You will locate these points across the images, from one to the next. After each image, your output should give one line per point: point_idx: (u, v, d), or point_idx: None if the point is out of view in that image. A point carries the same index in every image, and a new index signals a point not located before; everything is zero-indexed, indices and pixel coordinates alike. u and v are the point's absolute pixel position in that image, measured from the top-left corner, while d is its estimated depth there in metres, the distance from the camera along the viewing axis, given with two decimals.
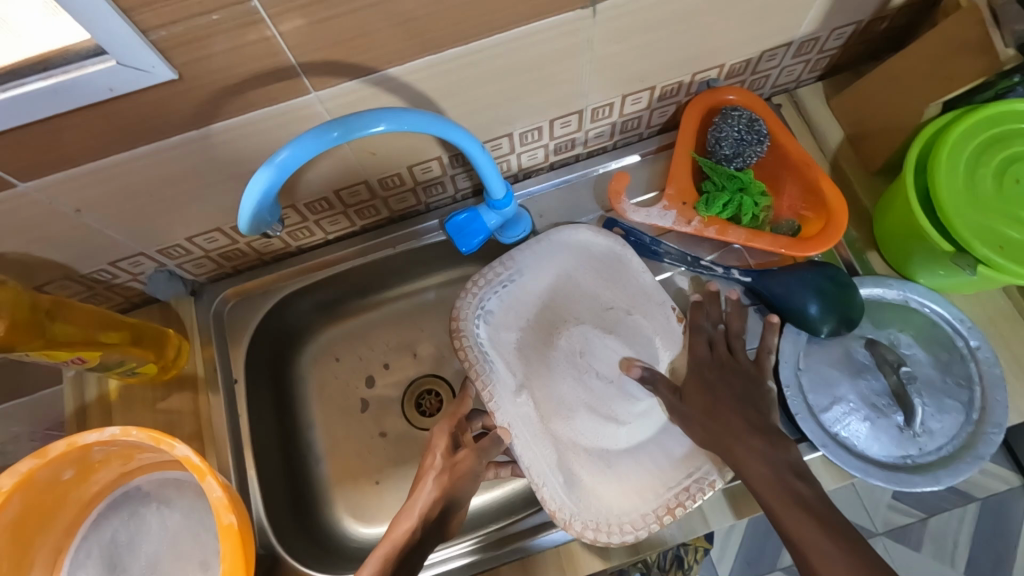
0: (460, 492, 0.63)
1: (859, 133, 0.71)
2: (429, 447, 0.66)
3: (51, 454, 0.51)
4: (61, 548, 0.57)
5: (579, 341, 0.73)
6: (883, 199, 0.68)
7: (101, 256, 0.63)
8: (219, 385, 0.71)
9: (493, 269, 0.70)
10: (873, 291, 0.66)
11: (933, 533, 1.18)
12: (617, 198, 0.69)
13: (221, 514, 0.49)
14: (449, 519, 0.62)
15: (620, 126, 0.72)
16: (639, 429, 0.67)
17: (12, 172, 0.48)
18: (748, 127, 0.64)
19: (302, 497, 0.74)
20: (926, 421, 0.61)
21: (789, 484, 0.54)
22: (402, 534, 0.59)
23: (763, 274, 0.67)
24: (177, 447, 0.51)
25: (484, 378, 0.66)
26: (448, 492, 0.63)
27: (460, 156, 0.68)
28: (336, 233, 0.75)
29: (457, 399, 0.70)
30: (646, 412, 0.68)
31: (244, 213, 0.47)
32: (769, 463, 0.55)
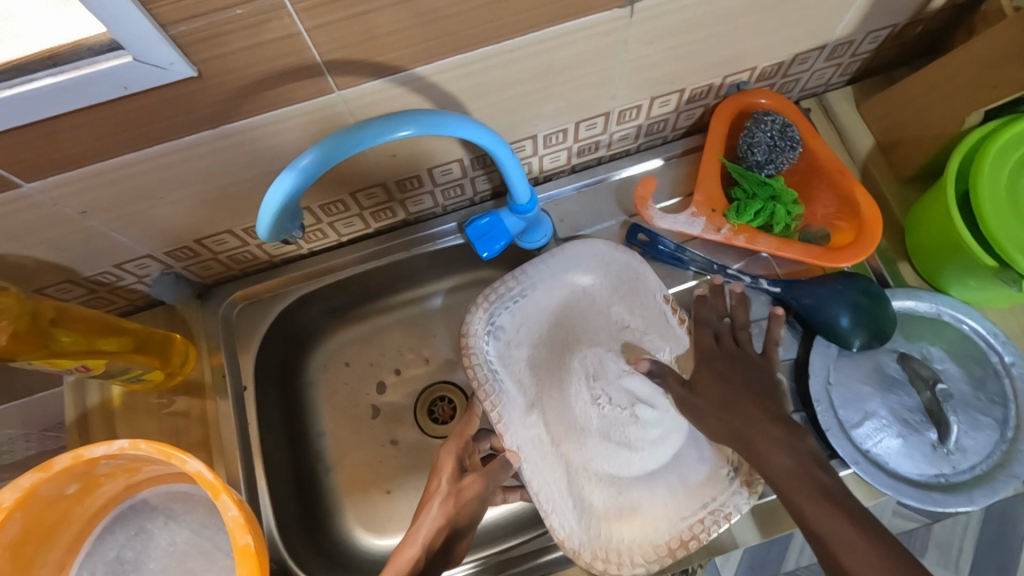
0: (462, 519, 0.61)
1: (892, 140, 0.69)
2: (435, 469, 0.63)
3: (56, 467, 0.49)
4: (64, 565, 0.54)
5: (594, 362, 0.69)
6: (917, 208, 0.66)
7: (106, 258, 0.60)
8: (229, 392, 0.68)
9: (505, 284, 0.67)
10: (905, 303, 0.64)
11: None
12: (644, 204, 0.67)
13: (236, 535, 0.47)
14: (454, 542, 0.61)
15: (645, 128, 0.70)
16: (653, 457, 0.64)
17: (16, 172, 0.45)
18: (781, 133, 0.62)
19: (311, 508, 0.72)
20: (960, 438, 0.59)
21: (813, 476, 0.52)
22: (404, 564, 0.55)
23: (792, 284, 0.65)
24: (189, 462, 0.48)
25: (493, 398, 0.64)
26: (452, 519, 0.60)
27: (482, 158, 0.65)
28: (350, 236, 0.73)
29: (464, 418, 0.67)
30: (660, 440, 0.65)
31: (265, 219, 0.45)
32: (793, 454, 0.54)
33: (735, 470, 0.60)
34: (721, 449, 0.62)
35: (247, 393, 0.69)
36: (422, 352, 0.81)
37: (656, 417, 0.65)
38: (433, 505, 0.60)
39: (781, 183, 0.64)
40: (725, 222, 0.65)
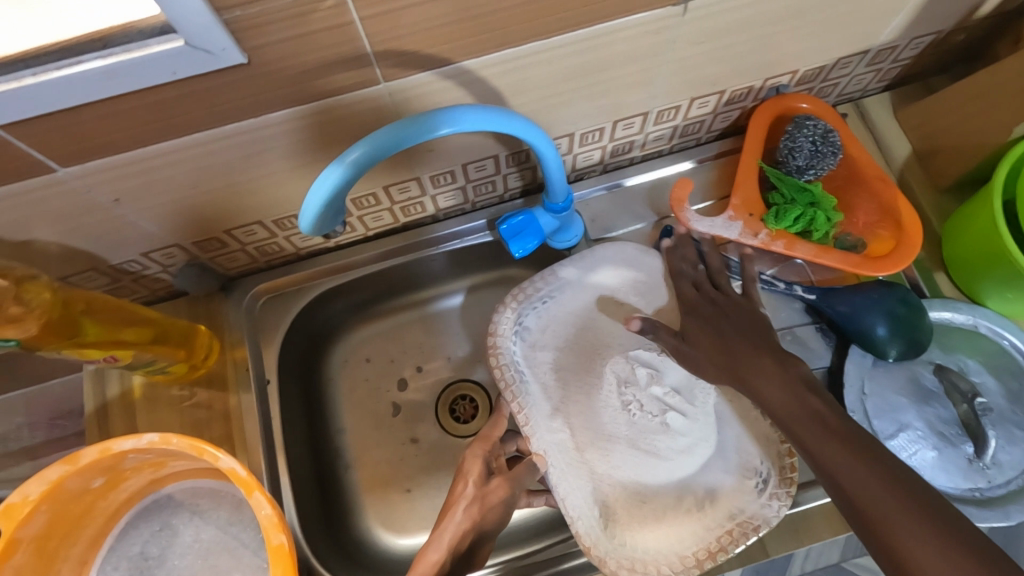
0: (488, 526, 0.60)
1: (931, 149, 0.68)
2: (460, 473, 0.62)
3: (83, 460, 0.48)
4: (86, 560, 0.53)
5: (626, 367, 0.65)
6: (956, 217, 0.65)
7: (132, 247, 0.58)
8: (252, 385, 0.67)
9: (533, 284, 0.66)
10: (941, 315, 0.63)
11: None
12: (680, 206, 0.65)
13: (270, 534, 0.45)
14: (480, 549, 0.59)
15: (681, 129, 0.69)
16: (681, 465, 0.62)
17: (52, 156, 0.44)
18: (823, 138, 0.61)
19: (332, 506, 0.71)
20: (996, 453, 0.58)
21: (824, 428, 0.49)
22: (428, 568, 0.54)
23: (828, 292, 0.64)
24: (223, 458, 0.47)
25: (520, 400, 0.62)
26: (477, 524, 0.59)
27: (518, 154, 0.64)
28: (377, 230, 0.71)
29: (491, 420, 0.66)
30: (689, 449, 0.62)
31: (308, 214, 0.44)
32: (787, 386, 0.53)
33: (763, 481, 0.58)
34: (748, 459, 0.60)
35: (271, 386, 0.68)
36: (444, 349, 0.80)
37: (686, 426, 0.62)
38: (458, 508, 0.59)
39: (820, 189, 0.63)
40: (762, 226, 0.64)
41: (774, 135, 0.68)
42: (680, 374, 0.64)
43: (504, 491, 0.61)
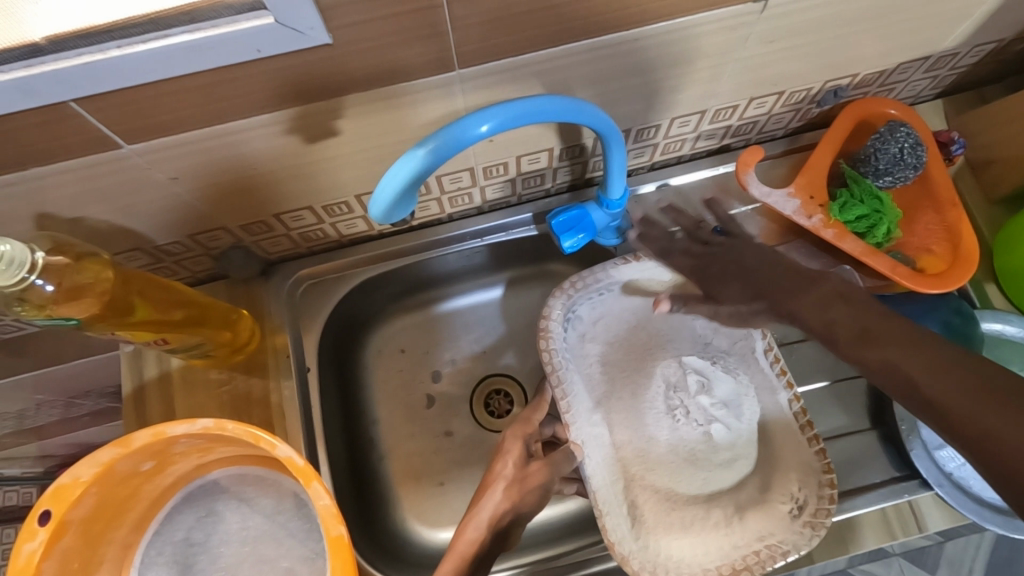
0: (525, 508, 0.57)
1: (987, 159, 0.67)
2: (500, 452, 0.60)
3: (135, 444, 0.46)
4: (130, 544, 0.52)
5: (676, 371, 0.63)
6: (1006, 230, 0.64)
7: (182, 227, 0.57)
8: (292, 373, 0.66)
9: (593, 274, 0.64)
10: (992, 326, 0.62)
11: (948, 555, 1.24)
12: (745, 170, 0.64)
13: (329, 525, 0.45)
14: (515, 531, 0.57)
15: (734, 128, 0.68)
16: (718, 477, 0.60)
17: (119, 132, 0.43)
18: (910, 148, 0.60)
19: (367, 496, 0.70)
20: None
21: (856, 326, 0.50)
22: (468, 546, 0.53)
23: (880, 300, 0.63)
24: (280, 447, 0.46)
25: (565, 388, 0.60)
26: (516, 505, 0.57)
27: (574, 148, 0.63)
28: (422, 219, 0.70)
29: (531, 404, 0.64)
30: (729, 463, 0.60)
31: (380, 201, 0.42)
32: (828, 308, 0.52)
33: (799, 507, 0.55)
34: (784, 483, 0.57)
35: (310, 374, 0.67)
36: (480, 342, 0.79)
37: (729, 439, 0.60)
38: (495, 488, 0.57)
39: (890, 198, 0.62)
40: (820, 211, 0.63)
41: (856, 138, 0.67)
42: (731, 386, 0.61)
43: (543, 476, 0.58)
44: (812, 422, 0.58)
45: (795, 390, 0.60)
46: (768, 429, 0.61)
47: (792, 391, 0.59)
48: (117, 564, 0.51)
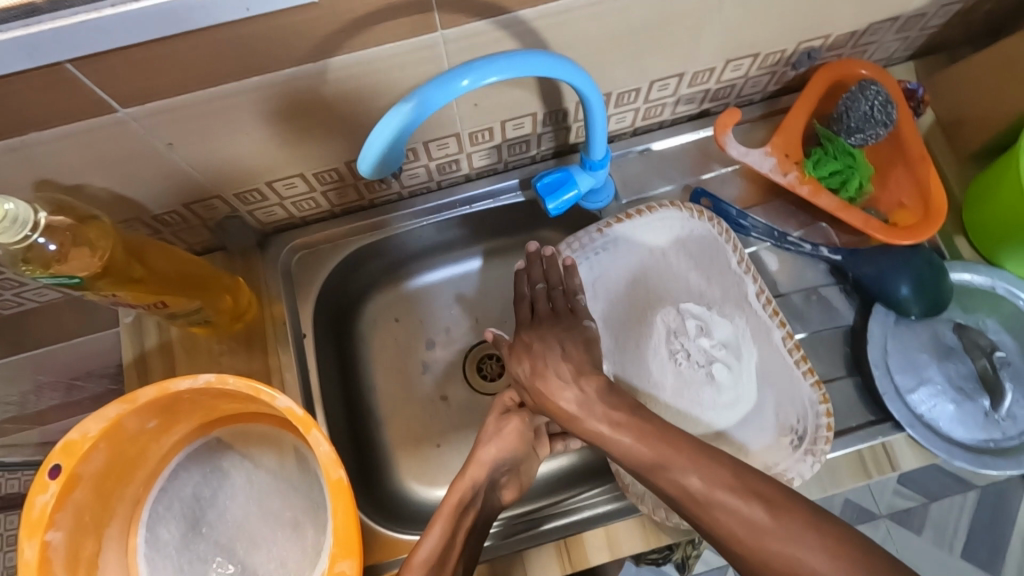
0: (514, 457, 0.60)
1: (957, 118, 0.69)
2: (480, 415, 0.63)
3: (141, 399, 0.48)
4: (139, 499, 0.54)
5: (676, 318, 0.64)
6: (976, 185, 0.67)
7: (176, 197, 0.59)
8: (289, 340, 0.67)
9: (589, 234, 0.66)
10: (961, 276, 0.65)
11: (934, 518, 1.28)
12: (723, 131, 0.66)
13: (329, 470, 0.47)
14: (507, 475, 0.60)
15: (713, 92, 0.70)
16: (722, 418, 0.61)
17: (115, 95, 0.44)
18: (880, 105, 0.62)
19: (366, 461, 0.72)
20: (1012, 407, 0.61)
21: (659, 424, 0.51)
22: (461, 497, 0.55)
23: (855, 254, 0.66)
24: (279, 398, 0.49)
25: None
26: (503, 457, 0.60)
27: (557, 112, 0.65)
28: (410, 188, 0.71)
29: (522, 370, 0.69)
30: (732, 404, 0.61)
31: (369, 155, 0.44)
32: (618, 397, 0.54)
33: (799, 437, 0.58)
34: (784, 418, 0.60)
35: (307, 341, 0.69)
36: (472, 309, 0.81)
37: (731, 379, 0.61)
38: (482, 447, 0.59)
39: (864, 155, 0.65)
40: (795, 168, 0.66)
41: (830, 100, 0.69)
42: (729, 329, 0.63)
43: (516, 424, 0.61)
44: (805, 356, 0.61)
45: (788, 328, 0.61)
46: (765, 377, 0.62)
47: (785, 328, 0.61)
48: (127, 519, 0.53)
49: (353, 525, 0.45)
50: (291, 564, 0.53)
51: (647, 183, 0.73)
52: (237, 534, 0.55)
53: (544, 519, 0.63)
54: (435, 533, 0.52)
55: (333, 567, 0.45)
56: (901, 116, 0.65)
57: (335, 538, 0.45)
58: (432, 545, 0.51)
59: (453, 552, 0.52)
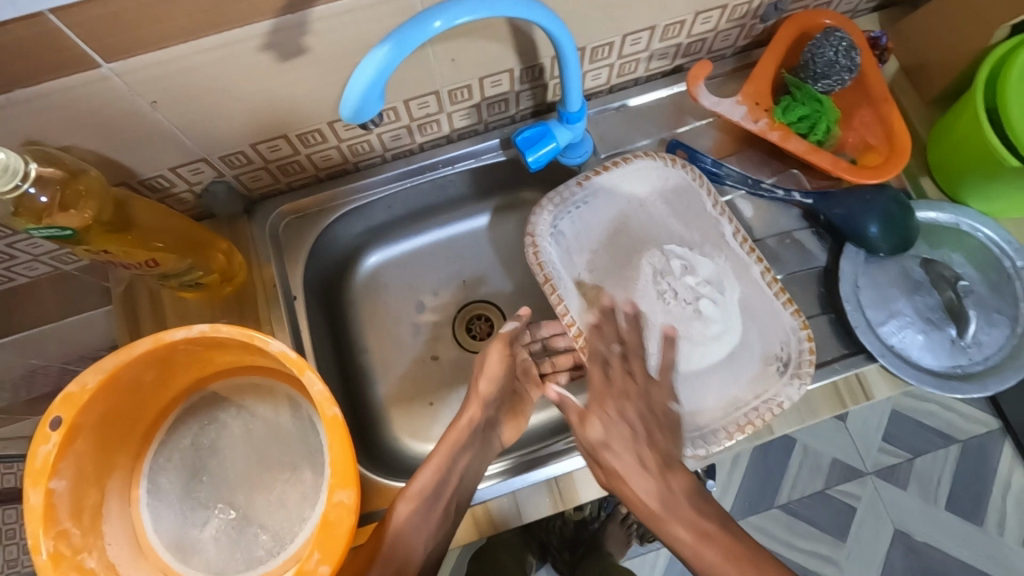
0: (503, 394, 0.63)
1: (919, 64, 0.72)
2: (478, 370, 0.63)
3: (137, 351, 0.49)
4: (138, 454, 0.56)
5: (661, 259, 0.66)
6: (940, 126, 0.69)
7: (163, 160, 0.60)
8: (280, 300, 0.69)
9: (569, 188, 0.67)
10: (927, 214, 0.68)
11: (919, 472, 1.32)
12: (695, 83, 0.68)
13: (324, 408, 0.48)
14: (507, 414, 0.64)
15: (685, 47, 0.72)
16: (712, 352, 0.63)
17: (98, 49, 0.45)
18: (845, 50, 0.64)
19: (360, 419, 0.74)
20: (977, 334, 0.64)
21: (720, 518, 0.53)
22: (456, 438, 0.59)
23: (825, 196, 0.68)
24: (273, 343, 0.50)
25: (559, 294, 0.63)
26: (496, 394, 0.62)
27: (533, 68, 0.66)
28: (393, 151, 0.73)
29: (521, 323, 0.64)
30: (720, 337, 0.63)
31: (350, 98, 0.45)
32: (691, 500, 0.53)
33: (785, 363, 0.62)
34: (769, 348, 0.63)
35: (298, 303, 0.70)
36: (459, 272, 0.83)
37: (718, 313, 0.63)
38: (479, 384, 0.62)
39: (831, 100, 0.67)
40: (765, 115, 0.68)
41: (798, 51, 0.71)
42: (711, 267, 0.65)
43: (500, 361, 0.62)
44: (784, 289, 0.63)
45: (766, 264, 0.64)
46: (747, 305, 0.64)
47: (764, 263, 0.63)
48: (129, 471, 0.55)
49: (349, 456, 0.47)
50: (291, 505, 0.55)
51: (624, 138, 0.75)
52: (236, 481, 0.57)
53: (536, 461, 0.64)
54: (426, 474, 0.57)
55: (331, 496, 0.46)
56: (865, 62, 0.67)
57: (331, 471, 0.47)
58: (428, 479, 0.57)
59: (446, 486, 0.58)
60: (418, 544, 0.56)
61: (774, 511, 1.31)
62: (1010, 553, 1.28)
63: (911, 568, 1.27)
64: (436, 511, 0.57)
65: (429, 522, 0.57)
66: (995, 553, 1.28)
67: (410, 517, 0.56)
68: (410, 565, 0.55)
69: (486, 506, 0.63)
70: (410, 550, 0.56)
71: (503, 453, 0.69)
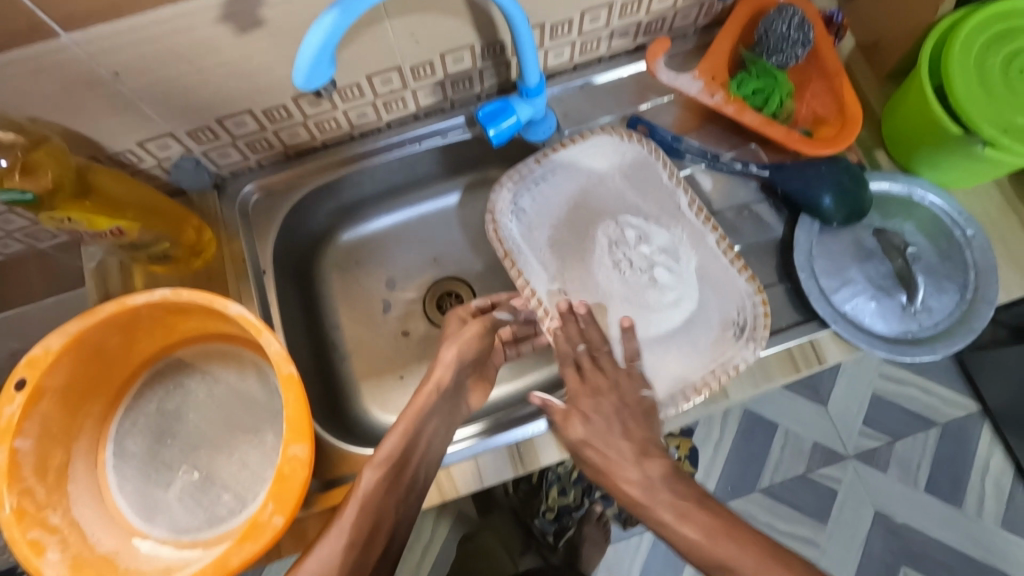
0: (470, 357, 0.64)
1: (873, 40, 0.74)
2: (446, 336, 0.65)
3: (102, 314, 0.50)
4: (106, 418, 0.58)
5: (616, 230, 0.68)
6: (893, 99, 0.71)
7: (130, 134, 0.61)
8: (249, 274, 0.70)
9: (528, 165, 0.69)
10: (880, 185, 0.70)
11: (899, 456, 1.30)
12: (653, 60, 0.70)
13: (280, 366, 0.50)
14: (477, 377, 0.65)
15: (645, 25, 0.73)
16: (668, 320, 0.64)
17: (56, 18, 0.47)
18: (796, 25, 0.65)
19: (331, 391, 0.76)
20: (926, 300, 0.66)
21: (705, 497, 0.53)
22: (423, 402, 0.60)
23: (780, 168, 0.70)
24: (231, 305, 0.52)
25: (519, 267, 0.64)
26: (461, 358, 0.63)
27: (493, 45, 0.68)
28: (360, 128, 0.74)
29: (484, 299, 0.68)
30: (676, 303, 0.65)
31: (302, 64, 0.46)
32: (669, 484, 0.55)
33: (741, 328, 0.63)
34: (726, 313, 0.64)
35: (267, 277, 0.71)
36: (429, 250, 0.85)
37: (672, 280, 0.65)
38: (444, 349, 0.63)
39: (786, 74, 0.68)
40: (721, 90, 0.69)
41: None
42: (667, 237, 0.67)
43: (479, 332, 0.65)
44: (740, 257, 0.64)
45: (721, 232, 0.65)
46: (704, 273, 0.65)
47: (718, 232, 0.65)
48: (96, 434, 0.57)
49: (304, 414, 0.49)
50: (253, 465, 0.57)
51: (587, 115, 0.77)
52: (202, 443, 0.59)
53: (501, 428, 0.66)
54: (393, 440, 0.58)
55: (286, 450, 0.48)
56: (819, 37, 0.68)
57: (286, 426, 0.49)
58: (393, 445, 0.57)
59: (413, 453, 0.58)
60: (388, 508, 0.56)
61: (755, 495, 1.29)
62: (991, 535, 1.25)
63: (890, 551, 1.25)
64: (405, 476, 0.58)
65: (400, 487, 0.57)
66: (974, 535, 1.25)
67: (378, 483, 0.56)
68: (382, 527, 0.56)
69: (456, 469, 0.64)
70: (380, 521, 0.56)
71: (466, 421, 0.71)
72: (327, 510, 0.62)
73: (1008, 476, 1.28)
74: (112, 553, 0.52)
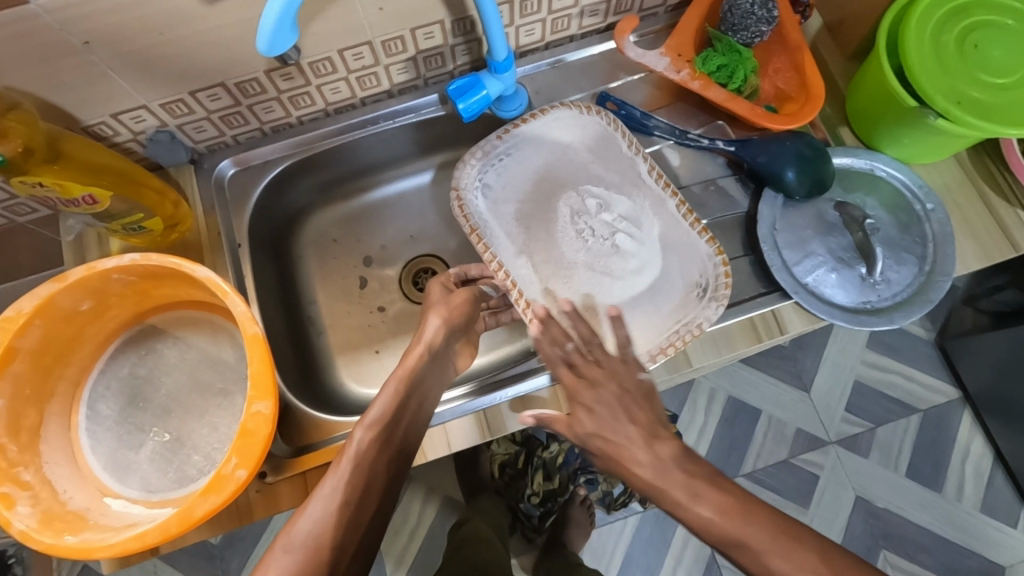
0: (459, 318, 0.66)
1: (838, 19, 0.75)
2: (428, 303, 0.67)
3: (71, 278, 0.52)
4: (79, 382, 0.59)
5: (577, 200, 0.71)
6: (855, 77, 0.73)
7: (104, 105, 0.63)
8: (224, 247, 0.72)
9: (490, 142, 0.69)
10: (843, 160, 0.72)
11: (880, 441, 1.31)
12: (621, 36, 0.71)
13: (246, 327, 0.51)
14: (454, 344, 0.67)
15: (614, 4, 0.74)
16: (631, 286, 0.67)
17: None
18: (760, 2, 0.66)
19: (306, 364, 0.77)
20: (886, 271, 0.67)
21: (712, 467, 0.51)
22: (406, 371, 0.60)
23: (746, 143, 0.71)
24: (199, 269, 0.53)
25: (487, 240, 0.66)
26: (447, 318, 0.65)
27: (463, 21, 0.69)
28: (335, 105, 0.75)
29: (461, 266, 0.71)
30: (639, 270, 0.67)
31: (265, 31, 0.47)
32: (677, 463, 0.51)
33: (703, 289, 0.64)
34: (688, 279, 0.66)
35: (242, 251, 0.73)
36: (406, 228, 0.86)
37: (634, 246, 0.68)
38: (430, 316, 0.65)
39: (750, 51, 0.69)
40: (687, 66, 0.71)
41: None
42: (629, 205, 0.70)
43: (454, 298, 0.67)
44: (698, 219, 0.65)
45: (681, 197, 0.66)
46: (665, 241, 0.68)
47: (678, 197, 0.66)
48: (69, 399, 0.58)
49: (268, 371, 0.50)
50: (223, 428, 0.59)
51: (558, 92, 0.78)
52: (174, 406, 0.60)
53: (483, 389, 0.69)
54: (381, 401, 0.57)
55: (250, 407, 0.50)
56: (784, 15, 0.70)
57: (251, 383, 0.50)
58: (383, 408, 0.57)
59: (403, 411, 0.58)
60: (380, 468, 0.54)
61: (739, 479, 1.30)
62: (970, 519, 1.27)
63: (871, 534, 1.27)
64: (396, 438, 0.57)
65: (389, 448, 0.56)
66: (953, 519, 1.27)
67: (371, 444, 0.54)
68: (374, 487, 0.53)
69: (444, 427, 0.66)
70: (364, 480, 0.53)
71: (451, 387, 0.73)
72: (298, 475, 0.63)
73: (988, 461, 1.30)
74: (83, 509, 0.53)
